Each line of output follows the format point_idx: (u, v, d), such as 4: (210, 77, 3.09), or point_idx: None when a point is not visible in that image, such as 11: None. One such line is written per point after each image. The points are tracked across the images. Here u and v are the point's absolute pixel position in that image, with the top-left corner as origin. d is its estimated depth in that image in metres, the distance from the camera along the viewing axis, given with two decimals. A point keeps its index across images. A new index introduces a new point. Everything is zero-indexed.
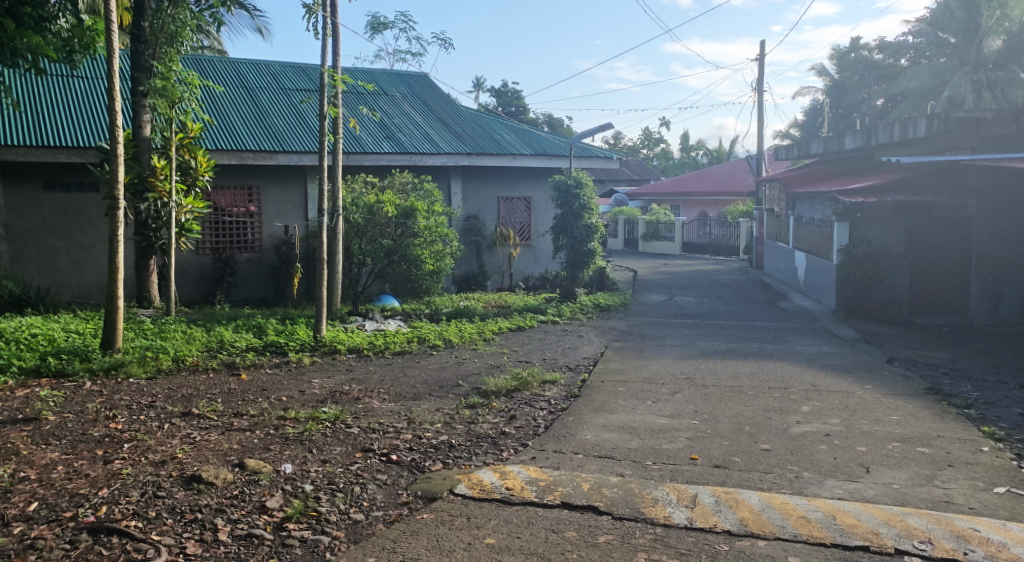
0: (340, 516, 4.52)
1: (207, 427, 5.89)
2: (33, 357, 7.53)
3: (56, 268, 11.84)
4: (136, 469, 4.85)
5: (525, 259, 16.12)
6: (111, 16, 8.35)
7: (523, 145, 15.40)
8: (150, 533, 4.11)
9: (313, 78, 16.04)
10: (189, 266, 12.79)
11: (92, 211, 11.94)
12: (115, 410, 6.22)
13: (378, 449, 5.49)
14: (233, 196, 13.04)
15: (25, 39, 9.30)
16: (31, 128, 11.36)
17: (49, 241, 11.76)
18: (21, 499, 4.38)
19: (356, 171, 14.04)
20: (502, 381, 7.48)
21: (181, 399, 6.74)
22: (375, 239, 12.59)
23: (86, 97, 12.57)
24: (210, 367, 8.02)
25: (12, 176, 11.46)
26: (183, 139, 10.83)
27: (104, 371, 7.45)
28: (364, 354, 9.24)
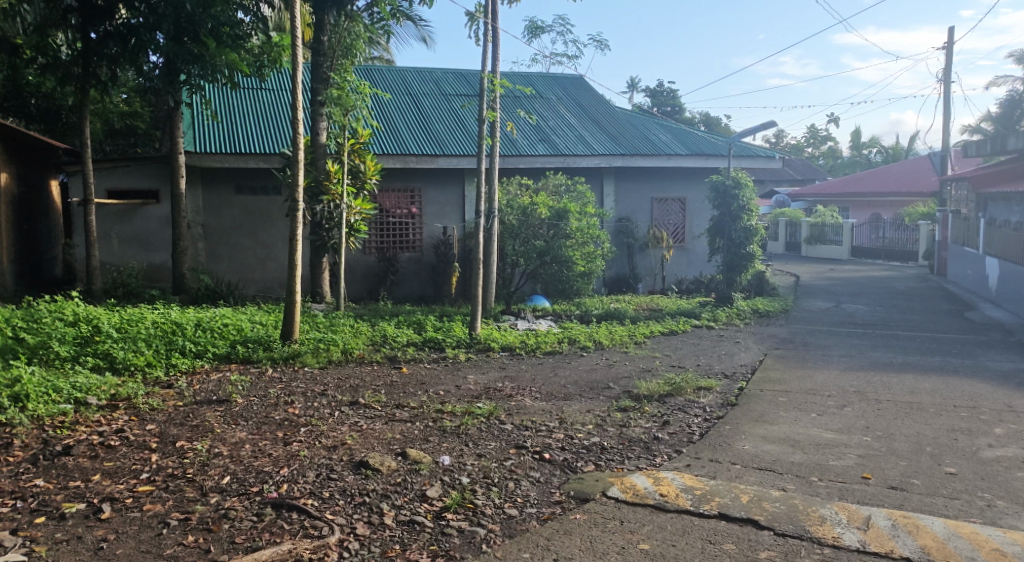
0: (495, 510, 4.62)
1: (372, 416, 6.22)
2: (225, 344, 8.26)
3: (244, 264, 12.89)
4: (312, 452, 5.21)
5: (679, 262, 15.75)
6: (297, 31, 8.95)
7: (679, 146, 15.10)
8: (325, 512, 4.39)
9: (473, 83, 16.54)
10: (356, 264, 13.51)
11: (274, 212, 12.92)
12: (293, 396, 6.70)
13: (531, 447, 5.57)
14: (396, 198, 13.72)
15: (225, 57, 10.49)
16: (224, 137, 12.48)
17: (238, 240, 12.84)
18: (217, 472, 4.81)
19: (512, 174, 14.30)
20: (655, 386, 7.39)
21: (348, 389, 7.15)
22: (529, 240, 12.79)
23: (270, 107, 13.65)
24: (374, 360, 8.47)
25: (209, 179, 12.60)
26: (354, 144, 11.47)
27: (284, 360, 8.09)
28: (516, 352, 9.41)
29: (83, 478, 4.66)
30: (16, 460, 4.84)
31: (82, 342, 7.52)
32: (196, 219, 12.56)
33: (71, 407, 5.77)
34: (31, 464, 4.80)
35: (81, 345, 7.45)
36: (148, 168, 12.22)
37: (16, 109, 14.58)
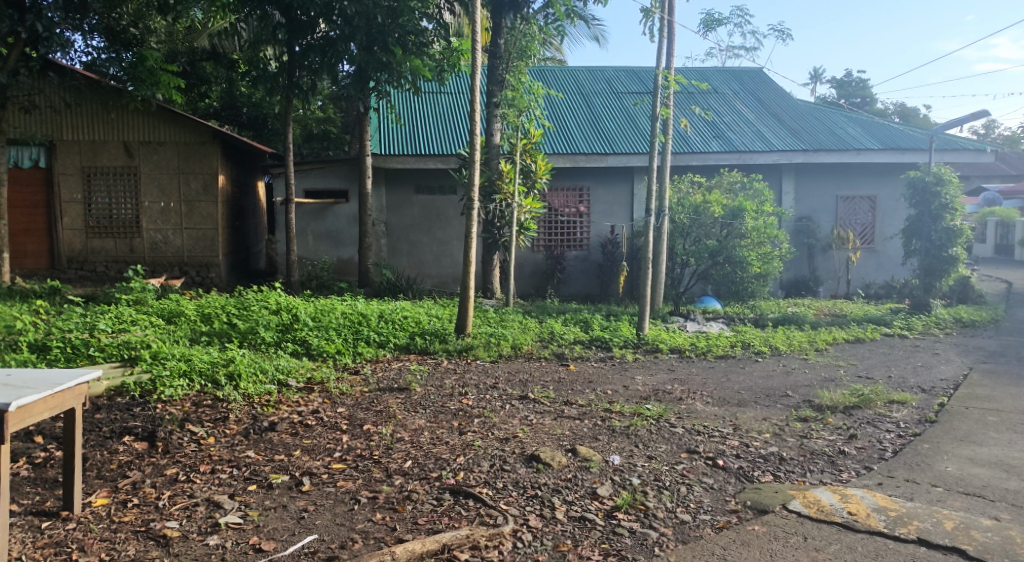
0: (668, 514, 4.53)
1: (542, 411, 6.30)
2: (405, 335, 8.69)
3: (421, 260, 13.48)
4: (485, 442, 5.37)
5: (867, 264, 14.68)
6: (477, 36, 9.24)
7: (869, 140, 14.09)
8: (499, 501, 4.50)
9: (646, 81, 16.34)
10: (525, 262, 13.75)
11: (450, 211, 13.42)
12: (466, 387, 6.94)
13: (704, 452, 5.42)
14: (566, 197, 13.81)
15: (409, 63, 11.05)
16: (405, 141, 13.15)
17: (416, 236, 13.44)
18: (400, 456, 5.08)
19: (684, 171, 14.00)
20: (840, 396, 6.94)
21: (518, 383, 7.29)
22: (700, 239, 12.42)
23: (449, 111, 14.22)
24: (542, 356, 8.58)
25: (392, 179, 13.31)
26: (527, 144, 11.63)
27: (458, 352, 8.40)
28: (686, 354, 9.18)
29: (286, 452, 5.07)
30: (232, 432, 5.35)
31: (283, 329, 8.18)
32: (379, 217, 13.30)
33: (275, 388, 6.30)
34: (243, 437, 5.29)
35: (282, 331, 8.11)
36: (339, 169, 13.11)
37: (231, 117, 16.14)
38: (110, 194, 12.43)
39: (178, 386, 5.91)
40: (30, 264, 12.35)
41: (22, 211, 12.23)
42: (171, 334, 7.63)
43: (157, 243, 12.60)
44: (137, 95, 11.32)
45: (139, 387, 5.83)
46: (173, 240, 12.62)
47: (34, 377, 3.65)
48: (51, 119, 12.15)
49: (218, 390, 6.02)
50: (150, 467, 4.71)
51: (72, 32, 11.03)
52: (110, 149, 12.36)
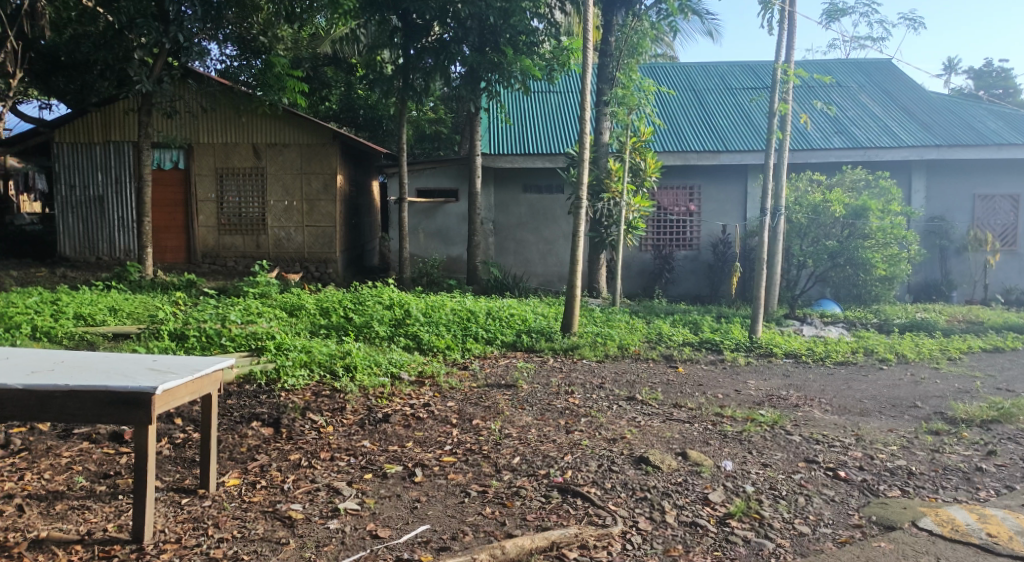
0: (785, 525, 4.37)
1: (650, 413, 6.20)
2: (512, 333, 8.76)
3: (527, 258, 13.54)
4: (593, 442, 5.34)
5: (1007, 268, 13.69)
6: (588, 34, 9.18)
7: (1011, 135, 13.13)
8: (608, 502, 4.46)
9: (762, 75, 15.82)
10: (633, 262, 13.61)
11: (557, 210, 13.43)
12: (573, 386, 6.92)
13: (824, 463, 5.19)
14: (675, 196, 13.56)
15: (520, 63, 11.13)
16: (515, 141, 13.26)
17: (523, 235, 13.52)
18: (508, 451, 5.12)
19: (803, 169, 13.47)
20: (976, 409, 6.49)
21: (625, 384, 7.21)
22: (818, 239, 11.96)
23: (559, 109, 14.24)
24: (650, 357, 8.44)
25: (501, 178, 13.44)
26: (636, 142, 11.43)
27: (564, 350, 8.39)
28: (802, 359, 8.82)
29: (399, 443, 5.21)
30: (348, 422, 5.54)
31: (395, 323, 8.41)
32: (488, 216, 13.46)
33: (388, 380, 6.47)
34: (359, 427, 5.47)
35: (395, 326, 8.33)
36: (450, 169, 13.36)
37: (348, 120, 16.75)
38: (239, 193, 13.14)
39: (299, 376, 6.18)
40: (168, 258, 13.20)
41: (162, 209, 13.10)
42: (292, 326, 7.98)
43: (280, 239, 13.21)
44: (265, 101, 11.99)
45: (264, 375, 6.14)
46: (294, 237, 13.20)
47: (177, 364, 3.90)
48: (188, 123, 12.97)
49: (336, 381, 6.25)
50: (276, 452, 4.94)
51: (208, 42, 11.78)
52: (239, 151, 13.07)
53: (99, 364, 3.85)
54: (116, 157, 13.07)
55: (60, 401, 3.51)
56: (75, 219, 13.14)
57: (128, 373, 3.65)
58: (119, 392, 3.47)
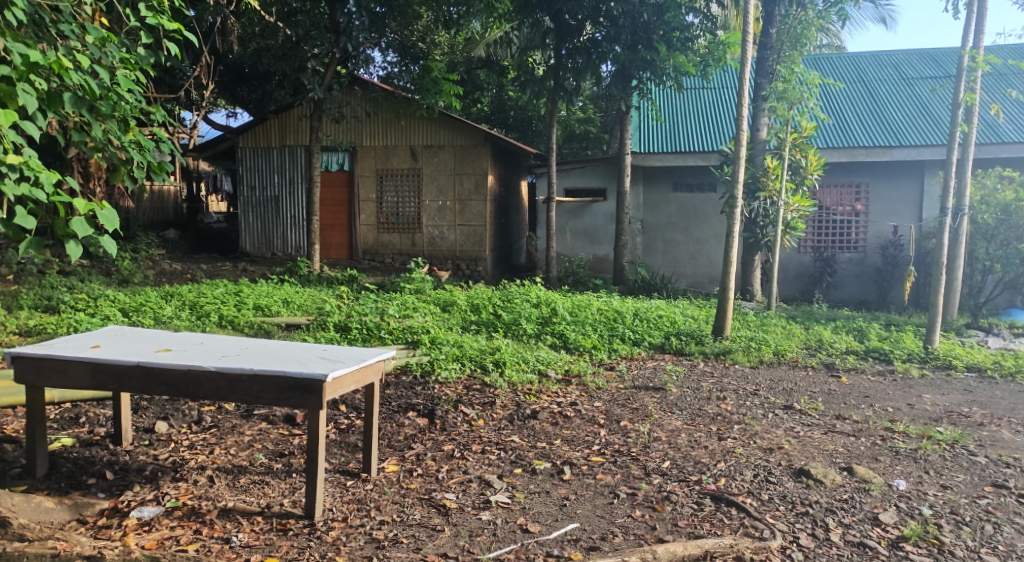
0: (968, 553, 4.02)
1: (811, 424, 5.90)
2: (660, 335, 8.60)
3: (677, 259, 13.25)
4: (748, 451, 5.15)
5: None
6: (747, 26, 8.83)
7: None
8: (765, 514, 4.28)
9: (941, 63, 14.66)
10: (791, 264, 13.05)
11: (709, 210, 13.02)
12: (725, 391, 6.70)
13: (1015, 489, 4.73)
14: (840, 194, 12.78)
15: (673, 60, 10.94)
16: (667, 139, 13.03)
17: (672, 235, 13.24)
18: (658, 455, 5.03)
19: (990, 165, 12.34)
20: None
21: (782, 392, 6.90)
22: (1008, 243, 10.88)
23: (715, 105, 13.87)
24: (810, 365, 8.01)
25: (653, 177, 13.24)
26: (796, 138, 10.93)
27: (716, 355, 8.13)
28: (986, 373, 8.08)
29: (547, 440, 5.25)
30: (498, 417, 5.65)
31: (543, 321, 8.49)
32: (636, 216, 13.31)
33: (536, 377, 6.54)
34: (509, 422, 5.56)
35: (543, 324, 8.41)
36: (599, 168, 13.32)
37: (500, 121, 17.10)
38: (397, 193, 13.71)
39: (451, 369, 6.38)
40: (333, 255, 14.00)
41: (328, 208, 13.91)
42: (445, 321, 8.24)
43: (434, 238, 13.67)
44: (423, 104, 12.48)
45: (419, 367, 6.38)
46: (447, 235, 13.63)
47: (345, 354, 4.12)
48: (352, 127, 13.69)
49: (485, 375, 6.39)
50: (431, 442, 5.11)
51: (372, 50, 12.40)
52: (398, 152, 13.64)
53: (276, 351, 4.13)
54: (289, 160, 14.02)
55: (245, 385, 3.79)
56: (254, 217, 14.21)
57: (302, 361, 3.90)
58: (295, 378, 3.70)
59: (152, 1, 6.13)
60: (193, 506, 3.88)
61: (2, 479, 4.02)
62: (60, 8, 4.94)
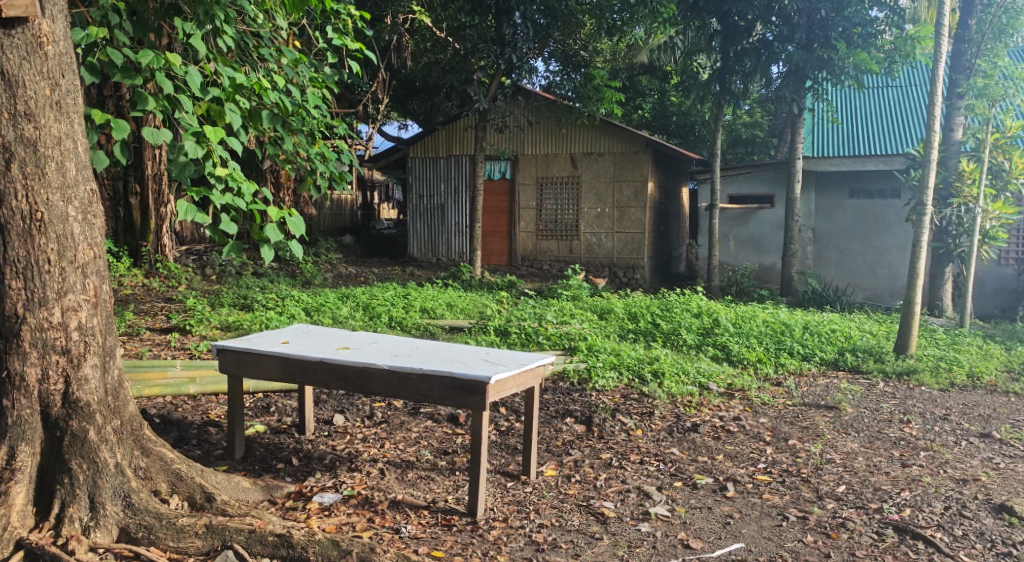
0: None
1: (1012, 456, 5.35)
2: (834, 350, 8.14)
3: (852, 270, 12.50)
4: (936, 480, 4.77)
5: None
6: (942, 18, 8.18)
7: None
8: (958, 551, 3.93)
9: None
10: (988, 278, 11.95)
11: (891, 217, 12.16)
12: (909, 415, 6.23)
13: None
14: None
15: (853, 58, 10.29)
16: (845, 143, 12.34)
17: (847, 244, 12.50)
18: (831, 478, 4.77)
19: None
20: None
21: (977, 418, 6.31)
22: None
23: (901, 105, 12.95)
24: (1009, 390, 7.26)
25: (828, 183, 12.55)
26: (998, 139, 10.00)
27: (897, 374, 7.56)
28: None
29: (709, 455, 5.11)
30: (657, 427, 5.57)
31: (705, 332, 8.28)
32: (807, 224, 12.69)
33: (696, 389, 6.38)
34: (668, 433, 5.47)
35: (704, 335, 8.20)
36: (766, 174, 12.81)
37: (662, 127, 16.89)
38: (557, 201, 13.86)
39: (610, 377, 6.36)
40: (493, 261, 14.37)
41: (491, 215, 14.30)
42: (603, 329, 8.23)
43: (592, 245, 13.70)
44: (584, 111, 12.54)
45: (577, 374, 6.42)
46: (605, 242, 13.60)
47: (508, 357, 4.21)
48: (515, 136, 13.99)
49: (644, 385, 6.31)
50: (589, 449, 5.12)
51: (536, 60, 12.62)
52: (559, 160, 13.78)
53: (444, 353, 4.30)
54: (456, 169, 14.54)
55: (415, 383, 3.97)
56: (422, 224, 14.87)
57: (467, 363, 4.04)
58: (461, 378, 3.84)
59: (338, 23, 6.60)
60: (367, 496, 4.12)
61: (207, 459, 4.45)
62: (262, 34, 5.42)
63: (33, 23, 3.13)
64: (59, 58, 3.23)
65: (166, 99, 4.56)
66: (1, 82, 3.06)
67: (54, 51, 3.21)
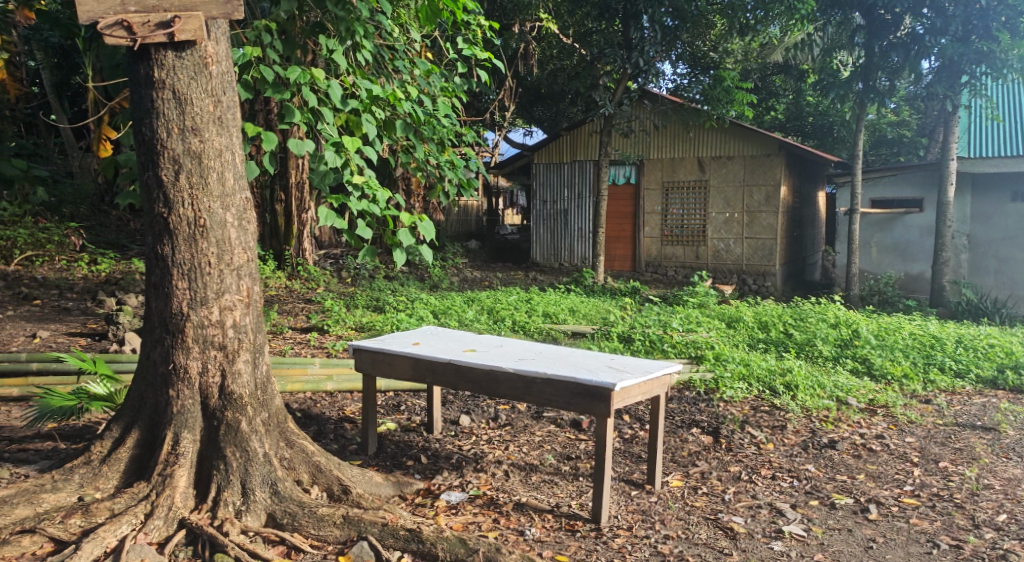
0: None
1: None
2: (991, 367, 7.56)
3: (1014, 280, 11.57)
4: None
5: None
6: None
7: None
8: None
9: None
10: None
11: None
12: None
13: None
14: None
15: None
16: (1007, 143, 11.45)
17: (1009, 252, 11.58)
18: (990, 506, 4.43)
19: None
20: None
21: None
22: None
23: None
24: None
25: (986, 186, 11.67)
26: None
27: None
28: None
29: (849, 474, 4.88)
30: (791, 442, 5.37)
31: (843, 344, 7.90)
32: (961, 229, 11.84)
33: (834, 404, 6.10)
34: (803, 449, 5.26)
35: (841, 347, 7.83)
36: (914, 176, 12.06)
37: (796, 129, 16.26)
38: (683, 205, 13.61)
39: (739, 388, 6.18)
40: (617, 267, 14.29)
41: (615, 220, 14.23)
42: (731, 338, 8.00)
43: (719, 250, 13.35)
44: (713, 114, 12.24)
45: (704, 384, 6.28)
46: (734, 248, 13.22)
47: (633, 365, 4.19)
48: (641, 140, 13.85)
49: (776, 398, 6.10)
50: (717, 461, 5.00)
51: (663, 63, 12.46)
52: (686, 164, 13.53)
53: (569, 359, 4.33)
54: (580, 174, 14.56)
55: (540, 387, 4.02)
56: (545, 229, 14.97)
57: (592, 370, 4.05)
58: (585, 384, 3.86)
59: (468, 34, 6.78)
60: (492, 497, 4.20)
61: (343, 453, 4.68)
62: (397, 46, 5.65)
63: (200, 45, 3.41)
64: (222, 76, 3.50)
65: (311, 112, 4.84)
66: (173, 100, 3.36)
67: (218, 70, 3.48)
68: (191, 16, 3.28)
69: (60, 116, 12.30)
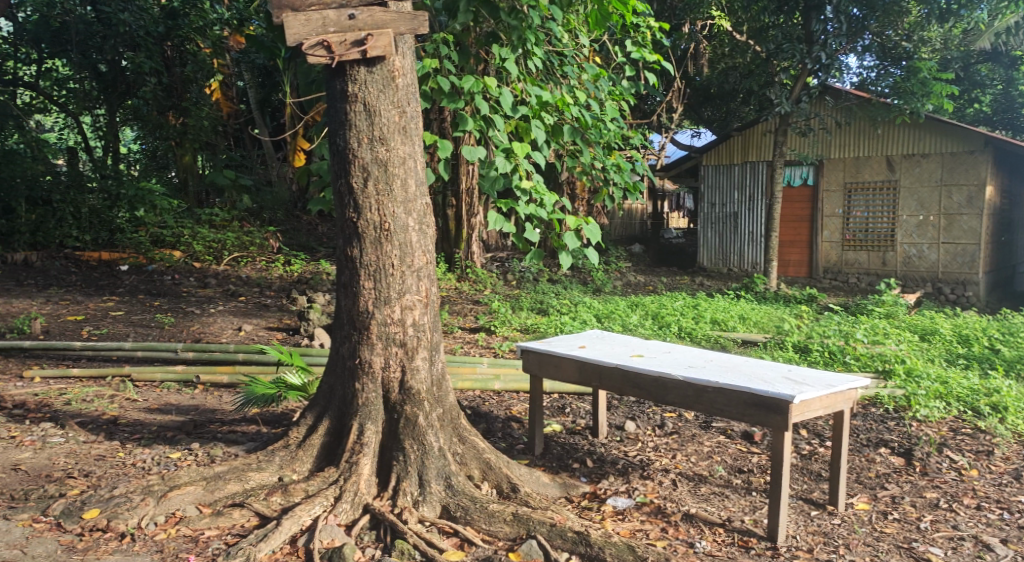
0: None
1: None
2: None
3: None
4: None
5: None
6: None
7: None
8: None
9: None
10: None
11: None
12: None
13: None
14: None
15: None
16: None
17: None
18: None
19: None
20: None
21: None
22: None
23: None
24: None
25: None
26: None
27: None
28: None
29: None
30: (998, 470, 4.88)
31: None
32: None
33: None
34: (1013, 478, 4.77)
35: None
36: None
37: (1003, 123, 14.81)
38: (868, 208, 12.75)
39: (935, 407, 5.71)
40: (791, 272, 13.65)
41: (790, 224, 13.60)
42: (925, 352, 7.39)
43: (910, 257, 12.41)
44: (905, 109, 11.42)
45: (893, 401, 5.84)
46: (928, 254, 12.24)
47: (812, 376, 3.98)
48: (821, 139, 13.12)
49: (979, 420, 5.56)
50: (909, 485, 4.64)
51: (847, 56, 11.77)
52: (872, 164, 12.66)
53: (742, 368, 4.18)
54: (752, 176, 14.03)
55: (711, 396, 3.91)
56: (713, 233, 14.56)
57: (767, 380, 3.88)
58: (761, 395, 3.71)
59: (638, 37, 6.75)
60: (660, 505, 4.14)
61: (511, 451, 4.79)
62: (566, 53, 5.70)
63: (389, 60, 3.63)
64: (407, 88, 3.71)
65: (483, 119, 4.99)
66: (364, 112, 3.58)
67: (404, 83, 3.69)
68: (382, 33, 3.51)
69: (262, 129, 13.50)
